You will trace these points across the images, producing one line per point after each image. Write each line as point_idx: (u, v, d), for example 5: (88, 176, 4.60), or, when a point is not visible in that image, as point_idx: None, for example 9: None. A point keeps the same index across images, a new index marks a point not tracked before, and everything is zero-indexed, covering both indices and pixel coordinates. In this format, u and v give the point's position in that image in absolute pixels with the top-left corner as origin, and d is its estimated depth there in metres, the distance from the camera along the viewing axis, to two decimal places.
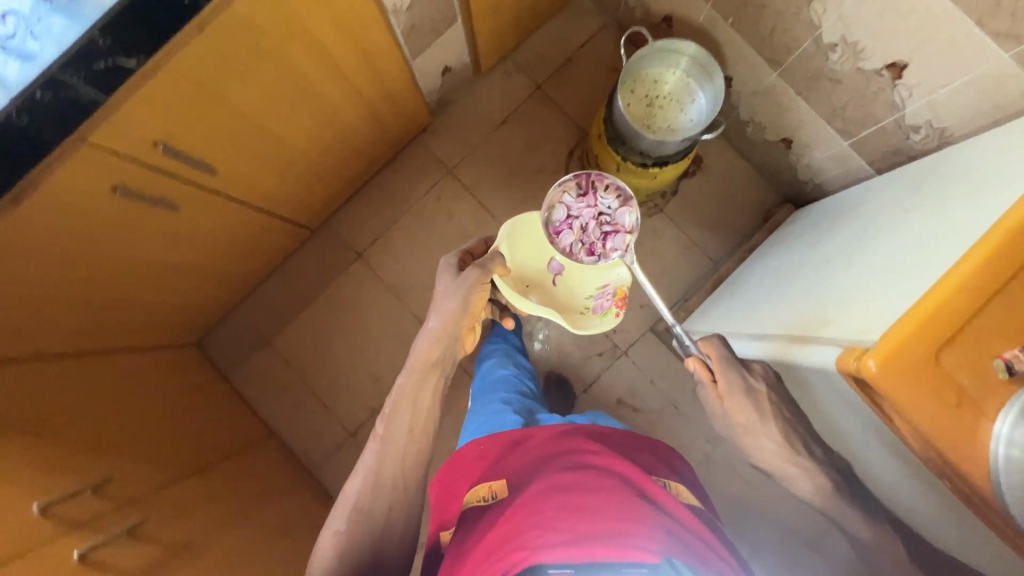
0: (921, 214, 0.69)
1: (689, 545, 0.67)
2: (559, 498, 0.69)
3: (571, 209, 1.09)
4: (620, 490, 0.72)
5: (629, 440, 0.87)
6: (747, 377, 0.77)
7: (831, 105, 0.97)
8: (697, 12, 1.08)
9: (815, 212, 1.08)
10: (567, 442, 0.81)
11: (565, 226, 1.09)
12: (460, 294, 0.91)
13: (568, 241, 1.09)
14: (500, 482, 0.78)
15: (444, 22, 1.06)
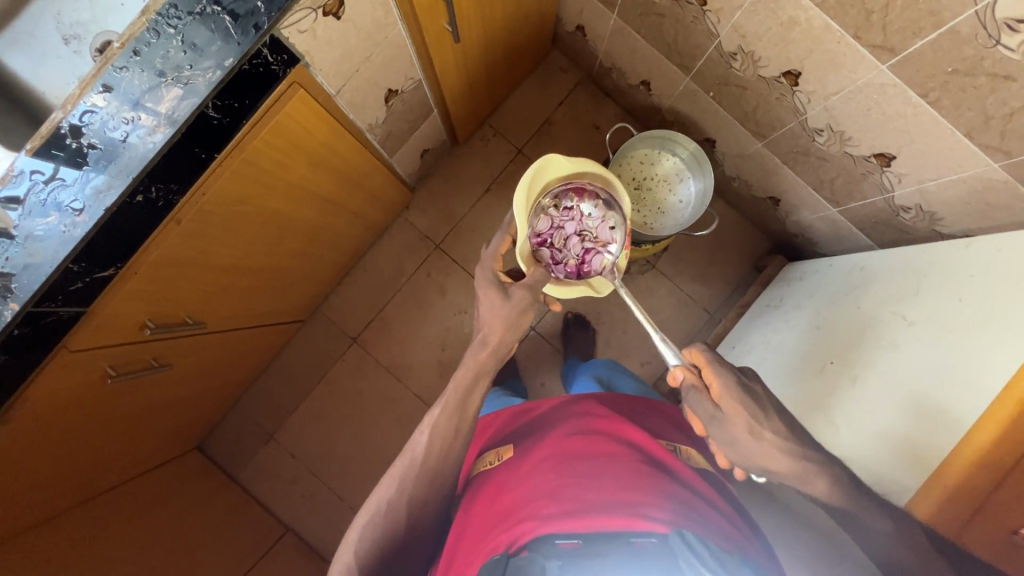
0: (925, 327, 0.70)
1: (700, 515, 0.60)
2: (568, 465, 0.64)
3: (552, 221, 0.95)
4: (629, 456, 0.66)
5: (637, 408, 0.80)
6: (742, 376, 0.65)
7: (818, 177, 0.97)
8: (676, 83, 1.07)
9: (812, 274, 1.08)
10: (576, 407, 0.76)
11: (545, 240, 0.94)
12: (514, 314, 0.77)
13: (548, 256, 0.94)
14: (507, 446, 0.74)
15: (420, 116, 1.03)
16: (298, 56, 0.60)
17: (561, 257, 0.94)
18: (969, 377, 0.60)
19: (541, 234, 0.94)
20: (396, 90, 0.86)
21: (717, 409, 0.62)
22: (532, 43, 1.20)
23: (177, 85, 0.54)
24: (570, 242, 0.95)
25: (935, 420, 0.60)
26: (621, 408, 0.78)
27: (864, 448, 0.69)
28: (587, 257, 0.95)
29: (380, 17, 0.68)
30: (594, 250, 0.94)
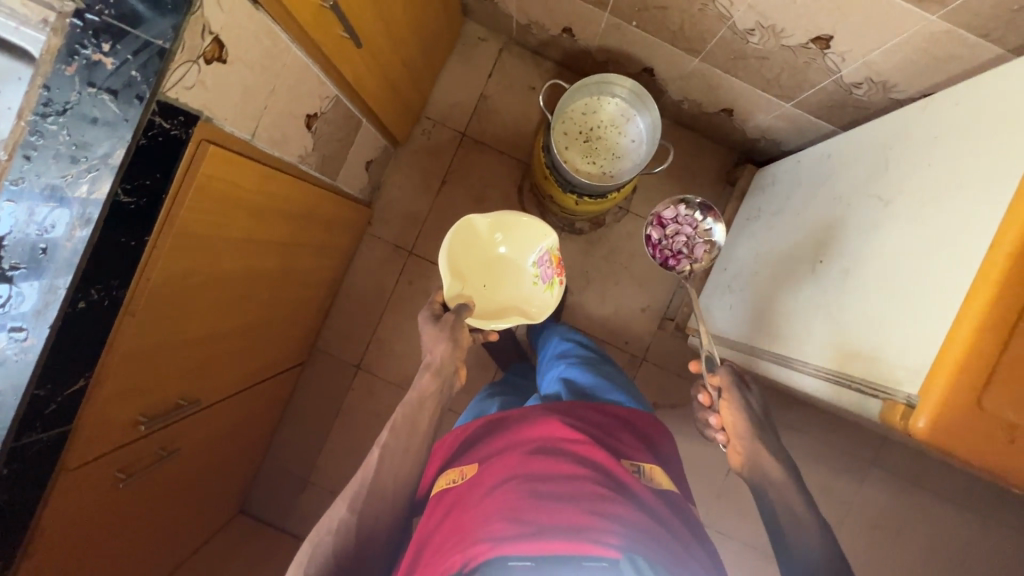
0: (898, 210, 0.68)
1: (655, 538, 0.62)
2: (527, 487, 0.64)
3: (676, 212, 1.07)
4: (590, 477, 0.66)
5: (605, 422, 0.81)
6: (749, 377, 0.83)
7: (763, 77, 0.94)
8: (597, 22, 1.02)
9: (781, 177, 1.06)
10: (548, 424, 0.75)
11: (661, 223, 1.08)
12: (446, 332, 0.86)
13: (655, 235, 1.08)
14: (472, 464, 0.73)
15: (350, 131, 0.99)
16: (196, 113, 0.57)
17: (662, 244, 1.07)
18: (956, 240, 0.58)
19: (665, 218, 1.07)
20: (315, 113, 0.83)
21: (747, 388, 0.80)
22: (443, 23, 1.15)
23: (79, 182, 0.51)
24: (677, 238, 1.07)
25: (922, 296, 0.60)
26: (593, 425, 0.79)
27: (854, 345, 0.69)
28: (671, 260, 1.07)
29: (269, 45, 0.64)
30: (685, 257, 1.07)
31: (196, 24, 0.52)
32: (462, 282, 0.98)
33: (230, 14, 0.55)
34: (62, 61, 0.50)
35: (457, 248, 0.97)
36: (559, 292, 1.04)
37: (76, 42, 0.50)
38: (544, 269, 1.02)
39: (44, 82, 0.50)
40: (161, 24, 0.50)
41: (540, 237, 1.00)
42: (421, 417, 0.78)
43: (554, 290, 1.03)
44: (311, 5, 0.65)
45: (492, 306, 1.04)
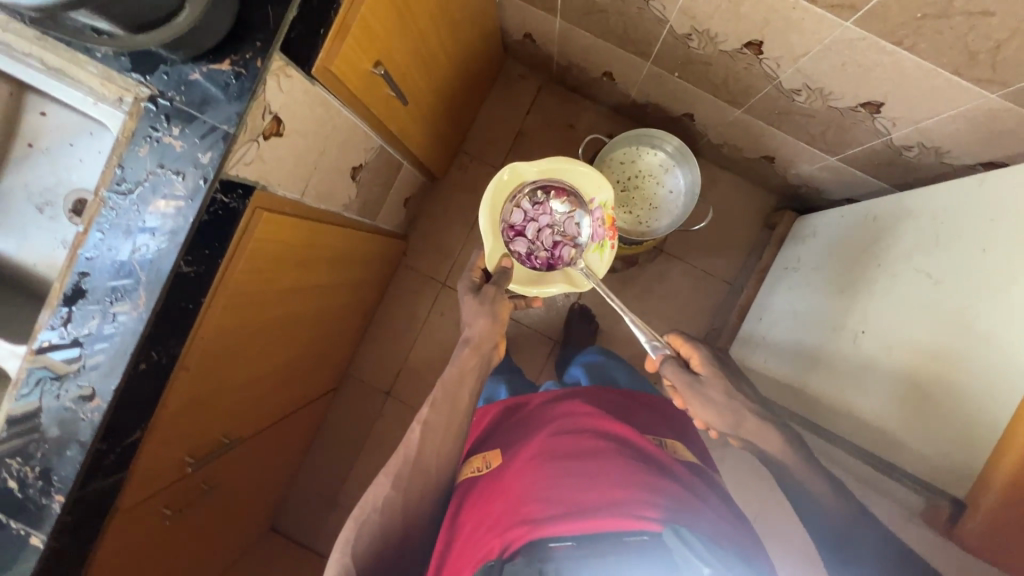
0: (948, 286, 0.66)
1: (694, 509, 0.62)
2: (557, 465, 0.66)
3: (523, 212, 0.95)
4: (618, 453, 0.68)
5: (627, 404, 0.84)
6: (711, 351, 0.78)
7: (808, 132, 0.92)
8: (639, 69, 1.02)
9: (823, 228, 1.04)
10: (572, 406, 0.78)
11: (519, 231, 0.95)
12: (487, 309, 0.86)
13: (524, 249, 0.95)
14: (495, 452, 0.76)
15: (391, 173, 1.02)
16: (253, 184, 0.60)
17: (534, 250, 0.96)
18: (1018, 341, 0.55)
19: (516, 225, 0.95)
20: (359, 164, 0.86)
21: (696, 380, 0.73)
22: (484, 64, 1.16)
23: (146, 255, 0.54)
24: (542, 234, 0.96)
25: (979, 384, 0.58)
26: (612, 405, 0.83)
27: (896, 420, 0.67)
28: (558, 248, 0.96)
29: (322, 113, 0.67)
30: (563, 242, 0.96)
31: (258, 107, 0.54)
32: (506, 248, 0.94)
33: (289, 93, 0.58)
34: (136, 142, 0.53)
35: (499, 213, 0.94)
36: (609, 255, 0.96)
37: (149, 124, 0.53)
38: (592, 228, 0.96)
39: (120, 162, 0.54)
40: (228, 110, 0.53)
41: (597, 187, 0.95)
42: (461, 393, 0.79)
43: (604, 253, 0.96)
44: (362, 72, 0.68)
45: (537, 273, 0.95)
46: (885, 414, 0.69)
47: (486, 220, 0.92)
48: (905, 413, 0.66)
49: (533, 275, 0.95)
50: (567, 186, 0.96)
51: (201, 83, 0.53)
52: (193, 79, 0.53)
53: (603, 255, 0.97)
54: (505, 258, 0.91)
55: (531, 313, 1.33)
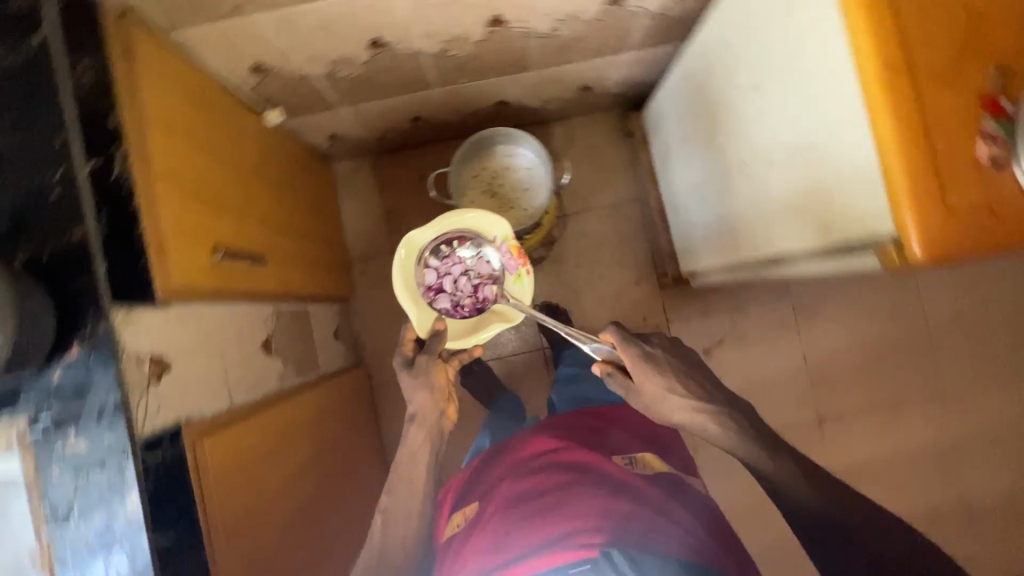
0: (769, 84, 0.71)
1: (637, 521, 0.69)
2: (523, 510, 0.72)
3: (436, 269, 0.91)
4: (581, 482, 0.74)
5: (598, 428, 0.89)
6: (644, 347, 0.81)
7: (592, 49, 0.99)
8: (434, 97, 1.08)
9: (663, 108, 1.11)
10: (544, 444, 0.83)
11: (438, 288, 0.91)
12: (424, 379, 0.84)
13: (448, 303, 0.90)
14: (473, 501, 0.80)
15: (302, 323, 1.02)
16: (174, 424, 0.59)
17: (458, 300, 0.91)
18: (832, 88, 0.59)
19: (433, 283, 0.90)
20: (265, 337, 0.86)
21: (629, 382, 0.79)
22: (315, 183, 1.20)
23: (121, 553, 0.53)
24: (462, 283, 0.91)
25: (831, 142, 0.61)
26: (582, 434, 0.86)
27: (802, 216, 0.70)
28: (479, 290, 0.91)
29: (194, 324, 0.67)
30: (482, 282, 0.91)
31: (129, 358, 0.54)
32: (431, 307, 0.90)
33: (149, 332, 0.59)
34: (46, 466, 0.52)
35: (414, 278, 0.90)
36: (530, 282, 0.91)
37: (45, 445, 0.52)
38: (504, 259, 0.92)
39: (42, 494, 0.52)
40: (105, 380, 0.52)
41: (490, 224, 0.90)
42: (417, 469, 0.80)
43: (525, 283, 0.91)
44: (206, 267, 0.69)
45: (470, 321, 0.92)
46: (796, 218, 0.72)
47: (402, 291, 0.89)
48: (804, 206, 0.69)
49: (468, 325, 0.91)
50: (467, 232, 0.91)
51: (64, 377, 0.52)
52: (56, 379, 0.52)
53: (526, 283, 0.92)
54: (438, 319, 0.88)
55: (507, 342, 1.34)
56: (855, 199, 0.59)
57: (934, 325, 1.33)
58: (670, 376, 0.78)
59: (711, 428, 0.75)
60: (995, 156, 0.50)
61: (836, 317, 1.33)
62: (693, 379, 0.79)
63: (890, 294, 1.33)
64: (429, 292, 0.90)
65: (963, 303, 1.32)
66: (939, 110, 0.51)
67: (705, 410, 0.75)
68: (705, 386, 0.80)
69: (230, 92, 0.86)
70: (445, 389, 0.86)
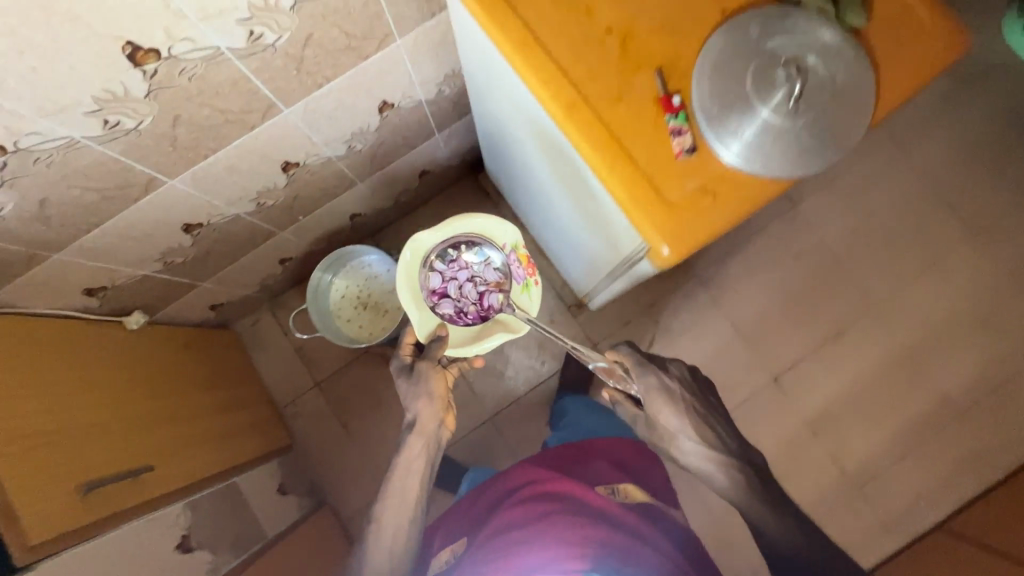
0: (524, 135, 0.75)
1: (620, 548, 0.67)
2: (505, 540, 0.69)
3: (441, 273, 0.86)
4: (565, 506, 0.71)
5: (588, 453, 0.87)
6: (662, 378, 0.72)
7: (403, 145, 1.05)
8: (287, 239, 1.13)
9: (494, 165, 1.17)
10: (529, 473, 0.80)
11: (441, 293, 0.85)
12: (421, 387, 0.80)
13: (451, 309, 0.85)
14: (461, 538, 0.77)
15: (233, 497, 1.02)
16: None
17: (462, 306, 0.85)
18: (551, 129, 0.62)
19: (436, 287, 0.85)
20: (183, 534, 0.88)
21: (641, 412, 0.72)
22: (215, 355, 1.22)
23: None
24: (472, 289, 0.86)
25: (578, 173, 0.65)
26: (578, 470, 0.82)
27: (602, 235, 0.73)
28: (485, 299, 0.86)
29: (80, 564, 0.68)
30: (487, 290, 0.86)
31: None
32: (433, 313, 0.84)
33: None
34: None
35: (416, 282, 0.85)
36: (538, 293, 0.86)
37: None
38: (512, 267, 0.86)
39: None
40: None
41: (494, 230, 0.85)
42: (409, 482, 0.79)
43: (531, 296, 0.86)
44: (74, 508, 0.69)
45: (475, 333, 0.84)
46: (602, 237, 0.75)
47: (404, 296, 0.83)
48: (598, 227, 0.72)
49: (470, 334, 0.84)
50: (475, 236, 0.86)
51: None
52: None
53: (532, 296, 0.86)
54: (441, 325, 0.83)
55: (456, 424, 1.33)
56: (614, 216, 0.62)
57: (841, 247, 1.34)
58: (684, 416, 0.70)
59: (717, 476, 0.69)
60: (688, 145, 0.54)
61: (748, 276, 1.34)
62: (714, 421, 0.70)
63: (788, 235, 1.35)
64: (431, 295, 0.85)
65: (856, 216, 1.35)
66: (627, 127, 0.55)
67: (717, 459, 0.69)
68: (726, 429, 0.71)
69: (79, 317, 0.89)
70: (445, 398, 0.83)
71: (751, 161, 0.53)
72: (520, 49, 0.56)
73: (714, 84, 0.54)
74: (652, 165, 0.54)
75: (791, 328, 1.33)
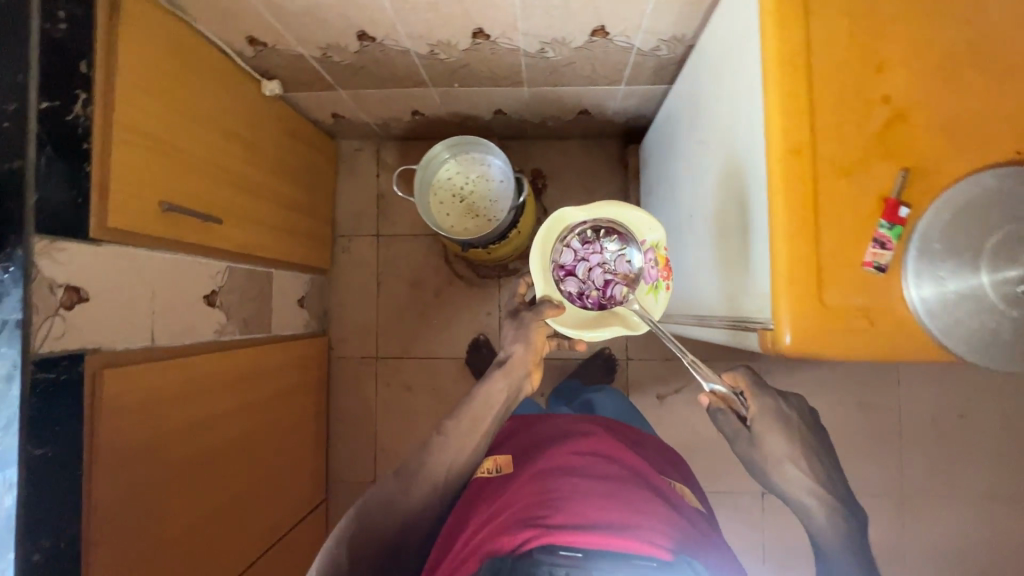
0: (712, 142, 0.69)
1: (691, 536, 0.67)
2: (571, 485, 0.72)
3: (574, 251, 0.76)
4: (634, 483, 0.74)
5: (636, 444, 0.94)
6: (778, 405, 0.72)
7: (585, 76, 0.99)
8: (430, 96, 1.11)
9: (649, 145, 1.10)
10: (593, 438, 0.85)
11: (569, 272, 0.75)
12: (523, 337, 0.77)
13: (574, 288, 0.75)
14: (507, 461, 0.84)
15: (263, 283, 1.08)
16: (78, 351, 0.65)
17: (584, 290, 0.75)
18: (753, 157, 0.56)
19: (564, 266, 0.75)
20: (213, 290, 0.92)
21: (745, 429, 0.70)
22: (312, 158, 1.25)
23: None
24: (596, 276, 0.75)
25: (744, 212, 0.60)
26: (636, 447, 0.93)
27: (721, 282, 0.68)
28: (609, 288, 0.75)
29: (127, 266, 0.72)
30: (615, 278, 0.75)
31: (41, 286, 0.60)
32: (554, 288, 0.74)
33: (72, 263, 0.64)
34: None
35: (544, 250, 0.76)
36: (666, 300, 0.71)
37: None
38: (647, 266, 0.73)
39: None
40: (11, 300, 0.58)
41: (634, 222, 0.72)
42: (488, 414, 0.77)
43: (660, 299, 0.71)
44: (151, 217, 0.74)
45: (590, 319, 0.72)
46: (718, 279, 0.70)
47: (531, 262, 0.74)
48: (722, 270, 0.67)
49: (583, 321, 0.72)
50: (620, 226, 0.75)
51: None
52: None
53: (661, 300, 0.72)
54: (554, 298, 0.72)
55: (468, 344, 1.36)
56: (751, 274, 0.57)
57: (909, 423, 1.25)
58: (794, 446, 0.70)
59: (815, 515, 0.68)
60: (881, 262, 0.48)
61: (802, 392, 1.27)
62: (820, 458, 0.71)
63: (865, 381, 1.26)
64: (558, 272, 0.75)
65: (944, 408, 1.24)
66: (834, 204, 0.49)
67: (821, 496, 0.68)
68: (829, 473, 0.71)
69: (230, 57, 0.91)
70: (541, 354, 0.79)
71: (934, 313, 0.47)
72: (782, 69, 0.50)
73: (955, 219, 0.47)
74: (834, 256, 0.49)
75: None
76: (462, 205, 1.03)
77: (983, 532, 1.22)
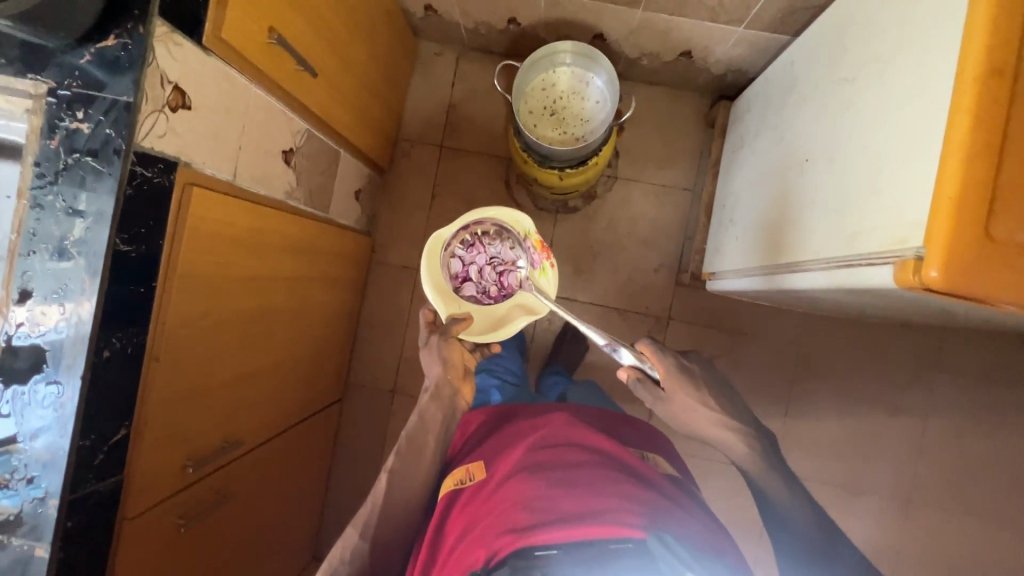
0: (864, 77, 0.65)
1: (673, 515, 0.68)
2: (543, 476, 0.72)
3: (463, 259, 0.95)
4: (609, 465, 0.74)
5: (611, 415, 0.95)
6: (679, 361, 0.84)
7: (707, 7, 0.95)
8: (536, 3, 1.05)
9: (750, 98, 1.06)
10: (563, 419, 0.85)
11: (464, 277, 0.95)
12: (437, 354, 0.86)
13: (473, 292, 0.95)
14: (477, 462, 0.80)
15: (331, 161, 1.04)
16: (173, 159, 0.61)
17: (484, 288, 0.95)
18: (931, 81, 0.53)
19: (458, 275, 0.94)
20: (291, 148, 0.88)
21: (660, 391, 0.81)
22: (396, 49, 1.20)
23: (80, 241, 0.55)
24: (484, 271, 0.95)
25: (897, 143, 0.56)
26: (594, 420, 0.91)
27: (843, 227, 0.65)
28: (504, 278, 0.95)
29: (227, 88, 0.68)
30: (506, 270, 0.95)
31: (153, 74, 0.56)
32: (458, 296, 0.94)
33: (184, 62, 0.60)
34: (45, 137, 0.55)
35: (440, 269, 0.94)
36: (553, 277, 0.96)
37: (55, 116, 0.55)
38: (530, 256, 0.95)
39: (35, 160, 0.55)
40: (122, 81, 0.54)
41: (513, 222, 0.95)
42: (426, 441, 0.82)
43: (550, 276, 0.96)
44: (258, 45, 0.70)
45: (496, 313, 0.94)
46: (835, 221, 0.67)
47: (427, 282, 0.91)
48: (848, 212, 0.64)
49: (490, 317, 0.93)
50: (499, 224, 0.95)
51: (93, 63, 0.55)
52: (87, 62, 0.55)
53: (549, 278, 0.96)
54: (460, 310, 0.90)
55: None
56: (900, 206, 0.54)
57: (935, 436, 1.23)
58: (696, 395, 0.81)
59: (736, 445, 0.81)
60: None
61: (835, 384, 1.26)
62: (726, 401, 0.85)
63: (902, 387, 1.24)
64: (456, 283, 0.94)
65: (973, 427, 1.22)
66: None
67: (732, 427, 0.82)
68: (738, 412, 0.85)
69: None
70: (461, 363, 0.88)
71: None
72: None
73: None
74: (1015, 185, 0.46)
75: (827, 453, 1.26)
76: (551, 119, 1.00)
77: (981, 553, 1.22)
